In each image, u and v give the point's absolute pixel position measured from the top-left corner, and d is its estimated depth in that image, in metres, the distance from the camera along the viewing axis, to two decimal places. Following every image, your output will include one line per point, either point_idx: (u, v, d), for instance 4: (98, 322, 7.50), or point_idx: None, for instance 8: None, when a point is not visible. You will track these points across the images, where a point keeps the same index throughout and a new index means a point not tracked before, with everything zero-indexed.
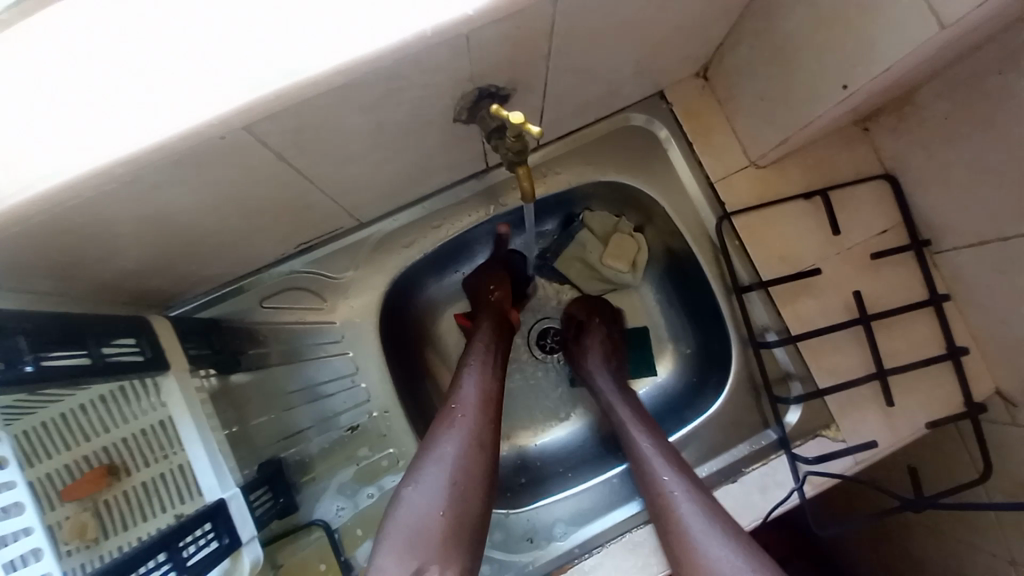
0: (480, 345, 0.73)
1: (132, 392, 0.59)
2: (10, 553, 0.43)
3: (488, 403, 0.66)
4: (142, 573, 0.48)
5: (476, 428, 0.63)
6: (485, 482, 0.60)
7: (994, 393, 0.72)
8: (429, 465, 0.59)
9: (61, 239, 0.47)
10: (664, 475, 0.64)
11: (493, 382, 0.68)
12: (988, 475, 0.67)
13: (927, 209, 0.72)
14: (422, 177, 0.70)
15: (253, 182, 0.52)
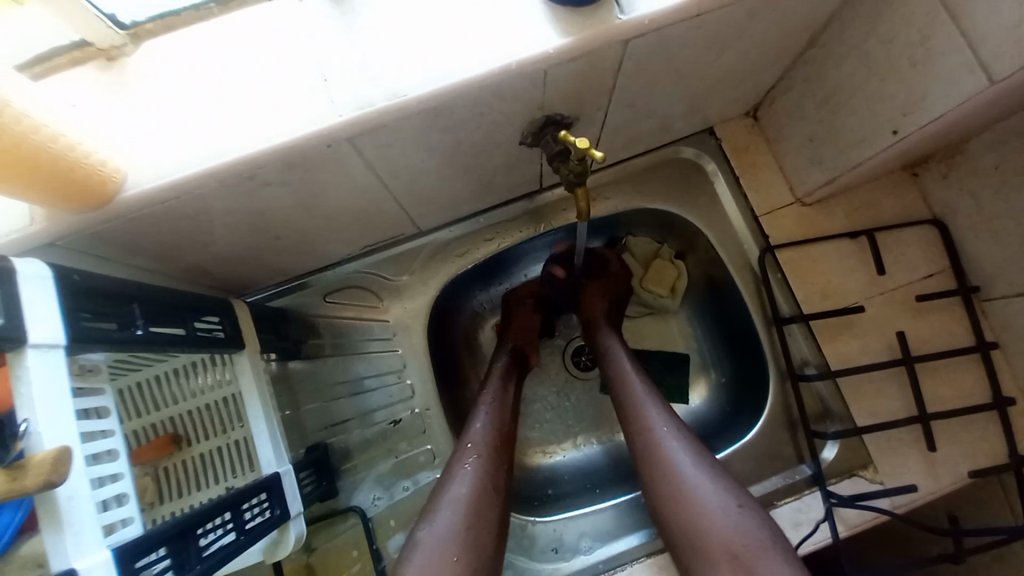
0: (495, 385, 0.73)
1: (203, 367, 0.65)
2: (105, 491, 0.43)
3: (496, 438, 0.66)
4: (210, 527, 0.50)
5: (488, 468, 0.62)
6: (498, 517, 0.60)
7: None
8: (442, 504, 0.59)
9: (177, 223, 0.54)
10: (669, 442, 0.61)
11: (506, 420, 0.69)
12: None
13: (975, 256, 0.73)
14: (482, 193, 0.75)
15: (341, 187, 0.59)
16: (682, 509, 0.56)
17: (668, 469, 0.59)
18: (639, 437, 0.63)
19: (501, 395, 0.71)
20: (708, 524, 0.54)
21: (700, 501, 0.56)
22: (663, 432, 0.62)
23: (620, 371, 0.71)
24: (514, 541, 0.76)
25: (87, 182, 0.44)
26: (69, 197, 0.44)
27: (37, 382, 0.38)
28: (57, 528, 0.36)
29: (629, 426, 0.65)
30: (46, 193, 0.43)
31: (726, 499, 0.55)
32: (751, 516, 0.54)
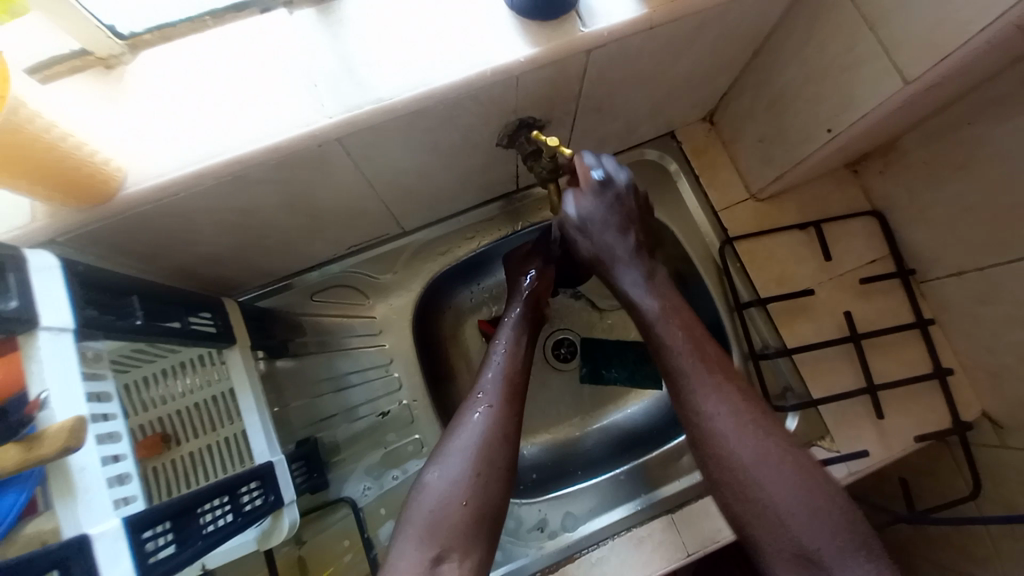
0: (509, 332, 0.75)
1: (196, 365, 0.68)
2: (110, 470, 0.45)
3: (509, 386, 0.68)
4: (210, 507, 0.52)
5: (499, 418, 0.64)
6: (507, 463, 0.62)
7: (982, 415, 0.78)
8: (450, 452, 0.62)
9: (172, 219, 0.57)
10: (701, 392, 0.61)
11: (518, 371, 0.70)
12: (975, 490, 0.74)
13: (910, 242, 0.81)
14: (462, 192, 0.80)
15: (328, 185, 0.62)
16: (721, 459, 0.58)
17: (707, 428, 0.60)
18: (681, 395, 0.62)
19: (517, 344, 0.73)
20: (743, 475, 0.57)
21: (739, 456, 0.58)
22: (703, 390, 0.61)
23: (659, 327, 0.65)
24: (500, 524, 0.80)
25: (91, 180, 0.47)
26: (74, 194, 0.47)
27: (52, 362, 0.41)
28: (69, 499, 0.39)
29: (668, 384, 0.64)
30: (51, 191, 0.46)
31: (761, 454, 0.57)
32: (784, 466, 0.57)
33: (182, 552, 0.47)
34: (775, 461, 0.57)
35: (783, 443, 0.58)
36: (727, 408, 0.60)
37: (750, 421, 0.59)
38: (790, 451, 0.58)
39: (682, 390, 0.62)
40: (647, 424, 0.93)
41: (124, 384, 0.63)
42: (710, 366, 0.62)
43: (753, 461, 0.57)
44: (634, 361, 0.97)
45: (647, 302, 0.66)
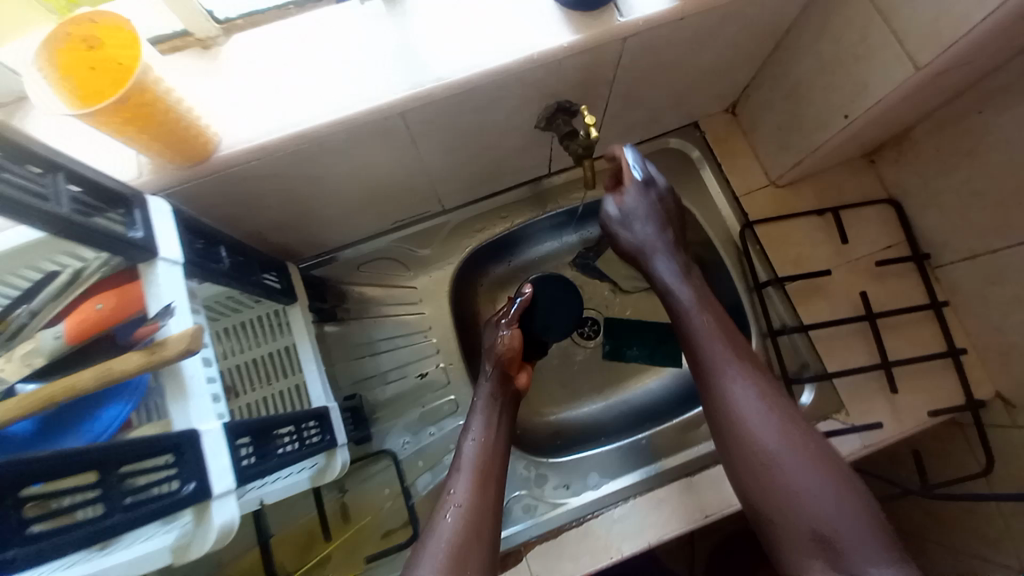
0: (483, 414, 0.76)
1: (263, 322, 0.76)
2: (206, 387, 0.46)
3: (482, 476, 0.69)
4: (283, 432, 0.59)
5: (472, 513, 0.65)
6: (481, 559, 0.62)
7: (996, 396, 0.81)
8: (426, 549, 0.62)
9: (252, 184, 0.64)
10: (731, 376, 0.67)
11: (494, 456, 0.72)
12: (988, 470, 0.77)
13: (925, 228, 0.85)
14: (499, 174, 0.87)
15: (387, 158, 0.70)
16: (739, 436, 0.64)
17: (736, 415, 0.65)
18: (712, 387, 0.68)
19: (489, 427, 0.74)
20: (756, 450, 0.62)
21: (756, 435, 0.63)
22: (733, 382, 0.66)
23: (695, 322, 0.71)
24: (530, 479, 0.85)
25: (194, 139, 0.55)
26: (178, 152, 0.55)
27: (166, 287, 0.48)
28: (183, 402, 0.44)
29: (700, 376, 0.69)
30: (162, 147, 0.54)
31: (789, 443, 0.62)
32: (809, 455, 0.61)
33: (261, 464, 0.52)
34: (797, 442, 0.62)
35: (805, 430, 0.63)
36: (756, 396, 0.65)
37: (778, 412, 0.64)
38: (812, 438, 0.62)
39: (715, 381, 0.67)
40: (665, 399, 0.98)
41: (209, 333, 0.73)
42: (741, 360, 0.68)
43: (767, 439, 0.62)
44: (654, 341, 1.02)
45: (679, 288, 0.74)
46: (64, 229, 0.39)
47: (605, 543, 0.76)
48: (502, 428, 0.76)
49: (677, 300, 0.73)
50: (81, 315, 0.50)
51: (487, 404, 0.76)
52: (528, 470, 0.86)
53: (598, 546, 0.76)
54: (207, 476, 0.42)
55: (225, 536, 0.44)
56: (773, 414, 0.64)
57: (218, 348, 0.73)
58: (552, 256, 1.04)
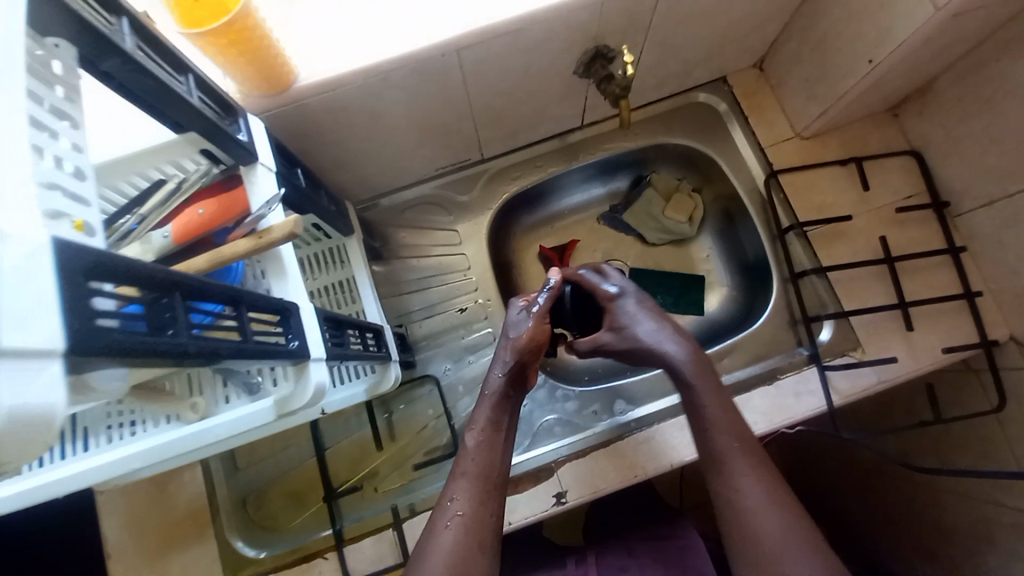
0: (487, 406, 0.71)
1: (332, 253, 0.84)
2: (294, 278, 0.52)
3: (478, 483, 0.65)
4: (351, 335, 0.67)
5: (472, 518, 0.62)
6: (481, 562, 0.60)
7: (1009, 339, 0.83)
8: (426, 555, 0.59)
9: (323, 116, 0.71)
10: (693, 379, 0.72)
11: (496, 456, 0.67)
12: (999, 408, 0.79)
13: (946, 177, 0.88)
14: (538, 123, 0.93)
15: (442, 97, 0.76)
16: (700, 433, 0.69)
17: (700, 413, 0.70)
18: (715, 472, 0.66)
19: (494, 433, 0.69)
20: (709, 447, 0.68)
21: (712, 433, 0.68)
22: (735, 465, 0.65)
23: (710, 401, 0.70)
24: (562, 406, 0.94)
25: (280, 69, 0.62)
26: (266, 81, 0.63)
27: (262, 187, 0.57)
28: (282, 280, 0.52)
29: (705, 456, 0.68)
30: (255, 75, 0.61)
31: (780, 516, 0.61)
32: (793, 529, 0.59)
33: (340, 349, 0.60)
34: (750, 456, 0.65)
35: (798, 512, 0.61)
36: (758, 483, 0.63)
37: (773, 488, 0.63)
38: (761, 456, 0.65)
39: (715, 463, 0.66)
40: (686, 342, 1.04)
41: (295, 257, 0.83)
42: (745, 444, 0.66)
43: (720, 442, 0.67)
44: (680, 288, 1.08)
45: (660, 345, 0.75)
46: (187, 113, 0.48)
47: (631, 462, 0.83)
48: (508, 426, 0.71)
49: (694, 379, 0.72)
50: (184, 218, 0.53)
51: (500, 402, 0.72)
52: (559, 398, 0.94)
53: (626, 465, 0.83)
54: (305, 338, 0.50)
55: (318, 395, 0.52)
56: (771, 496, 0.62)
57: (304, 271, 0.82)
58: (583, 207, 1.12)
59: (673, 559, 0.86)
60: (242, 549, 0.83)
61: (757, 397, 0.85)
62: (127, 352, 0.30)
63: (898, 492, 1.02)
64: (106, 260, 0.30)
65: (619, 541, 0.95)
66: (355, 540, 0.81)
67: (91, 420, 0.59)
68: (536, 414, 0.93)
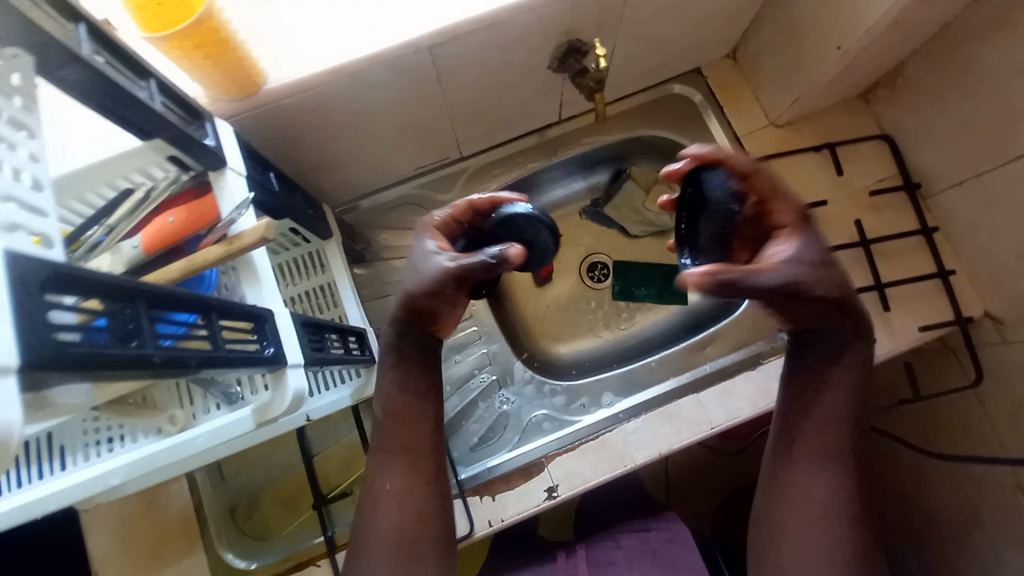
0: (396, 371, 0.64)
1: (313, 258, 0.84)
2: (268, 282, 0.52)
3: (411, 455, 0.63)
4: (334, 337, 0.67)
5: (406, 495, 0.62)
6: (430, 540, 0.61)
7: (985, 315, 0.84)
8: (365, 535, 0.61)
9: (295, 118, 0.70)
10: (824, 377, 0.59)
11: (422, 427, 0.64)
12: (976, 382, 0.82)
13: (918, 159, 0.89)
14: (516, 119, 0.93)
15: (419, 96, 0.76)
16: (792, 423, 0.61)
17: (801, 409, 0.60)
18: (796, 462, 0.59)
19: (409, 393, 0.64)
20: (790, 442, 0.60)
21: (806, 432, 0.59)
22: (824, 463, 0.58)
23: (834, 391, 0.58)
24: (550, 401, 0.93)
25: (249, 72, 0.61)
26: (235, 83, 0.61)
27: (232, 191, 0.56)
28: (255, 287, 0.51)
29: (790, 446, 0.60)
30: (222, 77, 0.60)
31: (847, 527, 0.56)
32: (856, 546, 0.56)
33: (321, 354, 0.59)
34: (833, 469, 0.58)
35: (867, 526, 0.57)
36: (841, 489, 0.57)
37: (855, 500, 0.57)
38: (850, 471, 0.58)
39: (798, 457, 0.59)
40: (671, 333, 1.05)
41: (281, 262, 0.83)
42: (844, 447, 0.58)
43: (811, 449, 0.59)
44: (663, 280, 1.08)
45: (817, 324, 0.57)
46: (150, 118, 0.47)
47: (620, 452, 0.84)
48: (425, 386, 0.64)
49: (833, 357, 0.59)
50: (155, 226, 0.53)
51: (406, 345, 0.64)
52: (547, 393, 0.94)
53: (614, 456, 0.84)
54: (281, 345, 0.49)
55: (297, 401, 0.51)
56: (847, 503, 0.57)
57: (281, 279, 0.82)
58: (565, 201, 1.11)
59: (660, 550, 0.88)
60: (233, 562, 0.81)
61: (742, 383, 0.86)
62: (87, 365, 0.30)
63: (884, 469, 1.05)
64: (64, 273, 0.29)
65: (608, 533, 0.96)
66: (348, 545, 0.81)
67: (68, 438, 0.58)
68: (524, 410, 0.93)
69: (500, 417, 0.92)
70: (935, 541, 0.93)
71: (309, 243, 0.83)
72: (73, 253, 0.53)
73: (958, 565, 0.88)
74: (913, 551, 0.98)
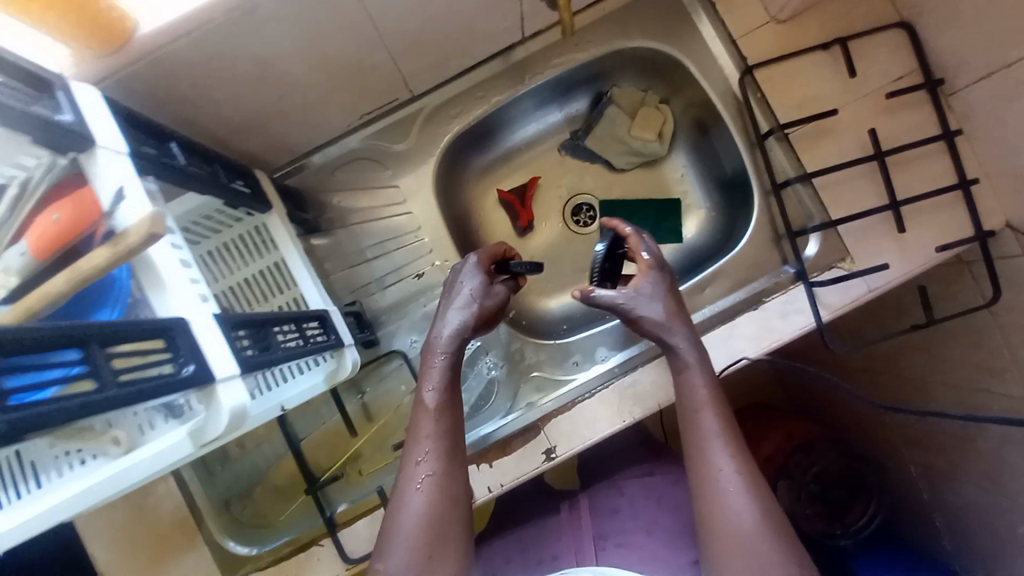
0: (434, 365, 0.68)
1: (254, 236, 0.73)
2: (178, 283, 0.43)
3: (439, 442, 0.63)
4: (283, 329, 0.59)
5: (441, 483, 0.61)
6: (458, 524, 0.60)
7: (1006, 227, 0.76)
8: (393, 523, 0.60)
9: (188, 68, 0.57)
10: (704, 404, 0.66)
11: (453, 417, 0.66)
12: (993, 299, 0.74)
13: (941, 47, 0.75)
14: (466, 46, 0.79)
15: (335, 26, 0.62)
16: (698, 458, 0.64)
17: (702, 439, 0.65)
18: (692, 451, 0.65)
19: (451, 384, 0.68)
20: (717, 481, 0.62)
21: (717, 470, 0.62)
22: (712, 443, 0.64)
23: (685, 380, 0.69)
24: (541, 360, 0.90)
25: (110, 20, 0.48)
26: (97, 37, 0.48)
27: (107, 175, 0.45)
28: (161, 290, 0.43)
29: (691, 433, 0.66)
30: (80, 32, 0.47)
31: (750, 496, 0.60)
32: (765, 511, 0.59)
33: (265, 354, 0.52)
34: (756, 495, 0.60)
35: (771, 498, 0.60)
36: (733, 463, 0.62)
37: (778, 528, 0.59)
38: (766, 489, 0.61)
39: (700, 440, 0.65)
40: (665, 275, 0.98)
41: (208, 250, 0.71)
42: (750, 466, 0.63)
43: (728, 484, 0.61)
44: (654, 218, 0.99)
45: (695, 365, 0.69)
46: None
47: (616, 408, 0.79)
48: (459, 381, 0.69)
49: (678, 355, 0.70)
50: (40, 227, 0.46)
51: (453, 356, 0.69)
52: (537, 354, 0.90)
53: (611, 413, 0.79)
54: (204, 359, 0.42)
55: (237, 419, 0.45)
56: (744, 475, 0.61)
57: (211, 272, 0.71)
58: (540, 137, 1.00)
59: (664, 493, 0.87)
60: (233, 549, 0.81)
61: (743, 324, 0.80)
62: None
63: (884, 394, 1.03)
64: None
65: (611, 480, 0.95)
66: (348, 524, 0.79)
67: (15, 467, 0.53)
68: (514, 373, 0.91)
69: (489, 383, 0.91)
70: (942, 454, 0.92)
71: (249, 219, 0.72)
72: None
73: (963, 469, 0.89)
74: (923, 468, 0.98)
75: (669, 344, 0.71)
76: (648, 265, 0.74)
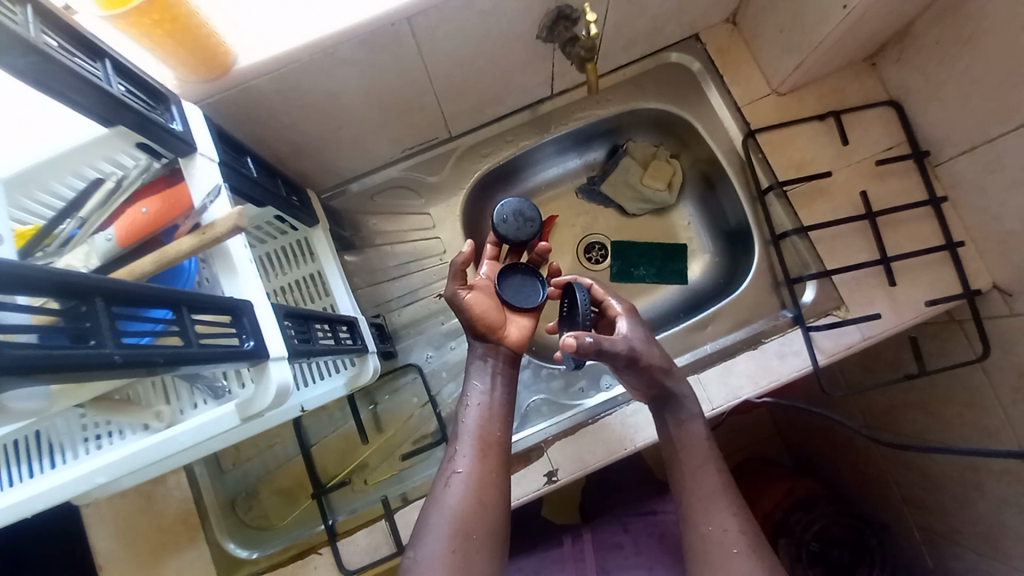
0: (495, 364, 0.73)
1: (302, 247, 0.82)
2: (251, 271, 0.50)
3: (486, 449, 0.67)
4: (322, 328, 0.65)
5: (480, 484, 0.64)
6: (493, 523, 0.63)
7: (993, 288, 0.80)
8: (431, 516, 0.63)
9: (268, 96, 0.67)
10: (700, 461, 0.68)
11: (496, 423, 0.69)
12: (983, 355, 0.78)
13: (924, 125, 0.85)
14: (504, 96, 0.90)
15: (395, 71, 0.72)
16: (691, 522, 0.65)
17: (694, 504, 0.66)
18: (691, 504, 0.66)
19: (510, 388, 0.73)
20: (707, 544, 0.63)
21: (711, 534, 0.63)
22: (714, 502, 0.65)
23: (683, 433, 0.70)
24: (548, 384, 0.93)
25: (217, 53, 0.58)
26: (203, 64, 0.58)
27: (203, 178, 0.53)
28: (231, 276, 0.49)
29: (686, 486, 0.67)
30: (188, 57, 0.56)
31: (747, 558, 0.61)
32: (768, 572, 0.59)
33: (307, 345, 0.58)
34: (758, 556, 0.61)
35: (774, 560, 0.61)
36: (734, 523, 0.63)
37: None
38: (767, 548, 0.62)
39: (694, 496, 0.66)
40: (666, 314, 1.04)
41: (266, 253, 0.80)
42: (748, 527, 0.63)
43: (723, 543, 0.62)
44: (661, 258, 1.06)
45: (689, 418, 0.71)
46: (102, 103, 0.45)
47: (619, 435, 0.82)
48: (507, 393, 0.73)
49: (683, 407, 0.72)
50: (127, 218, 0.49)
51: (501, 360, 0.74)
52: (545, 378, 0.94)
53: (614, 439, 0.82)
54: (262, 337, 0.48)
55: (280, 397, 0.50)
56: (742, 534, 0.62)
57: (266, 271, 0.80)
58: (560, 179, 1.09)
59: (667, 534, 0.87)
60: (233, 551, 0.81)
61: (743, 361, 0.84)
62: (39, 369, 0.29)
63: (870, 449, 1.06)
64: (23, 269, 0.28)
65: (615, 517, 0.95)
66: (348, 533, 0.80)
67: (55, 437, 0.57)
68: (523, 395, 0.93)
69: None
70: (947, 511, 0.91)
71: (295, 231, 0.80)
72: (45, 249, 0.50)
73: (963, 534, 0.89)
74: (931, 527, 0.97)
75: (672, 395, 0.71)
76: (626, 311, 0.75)
